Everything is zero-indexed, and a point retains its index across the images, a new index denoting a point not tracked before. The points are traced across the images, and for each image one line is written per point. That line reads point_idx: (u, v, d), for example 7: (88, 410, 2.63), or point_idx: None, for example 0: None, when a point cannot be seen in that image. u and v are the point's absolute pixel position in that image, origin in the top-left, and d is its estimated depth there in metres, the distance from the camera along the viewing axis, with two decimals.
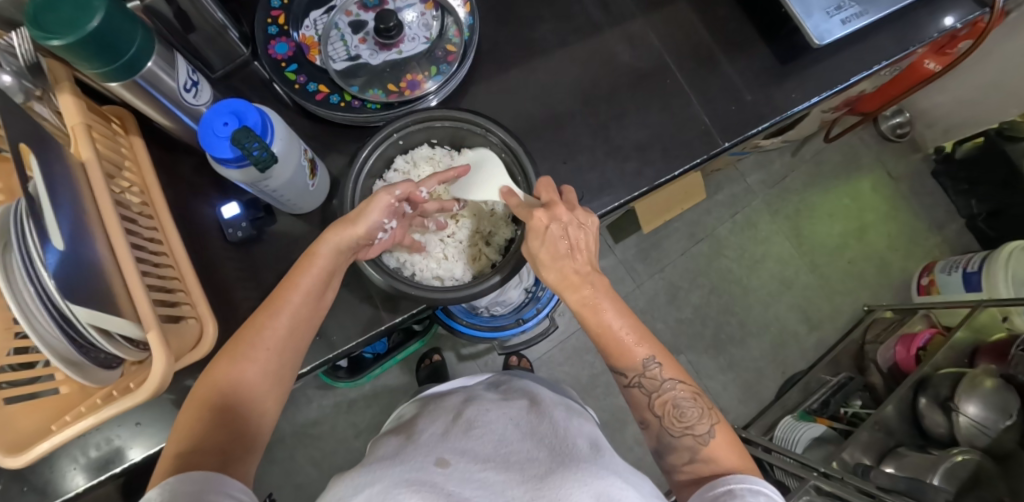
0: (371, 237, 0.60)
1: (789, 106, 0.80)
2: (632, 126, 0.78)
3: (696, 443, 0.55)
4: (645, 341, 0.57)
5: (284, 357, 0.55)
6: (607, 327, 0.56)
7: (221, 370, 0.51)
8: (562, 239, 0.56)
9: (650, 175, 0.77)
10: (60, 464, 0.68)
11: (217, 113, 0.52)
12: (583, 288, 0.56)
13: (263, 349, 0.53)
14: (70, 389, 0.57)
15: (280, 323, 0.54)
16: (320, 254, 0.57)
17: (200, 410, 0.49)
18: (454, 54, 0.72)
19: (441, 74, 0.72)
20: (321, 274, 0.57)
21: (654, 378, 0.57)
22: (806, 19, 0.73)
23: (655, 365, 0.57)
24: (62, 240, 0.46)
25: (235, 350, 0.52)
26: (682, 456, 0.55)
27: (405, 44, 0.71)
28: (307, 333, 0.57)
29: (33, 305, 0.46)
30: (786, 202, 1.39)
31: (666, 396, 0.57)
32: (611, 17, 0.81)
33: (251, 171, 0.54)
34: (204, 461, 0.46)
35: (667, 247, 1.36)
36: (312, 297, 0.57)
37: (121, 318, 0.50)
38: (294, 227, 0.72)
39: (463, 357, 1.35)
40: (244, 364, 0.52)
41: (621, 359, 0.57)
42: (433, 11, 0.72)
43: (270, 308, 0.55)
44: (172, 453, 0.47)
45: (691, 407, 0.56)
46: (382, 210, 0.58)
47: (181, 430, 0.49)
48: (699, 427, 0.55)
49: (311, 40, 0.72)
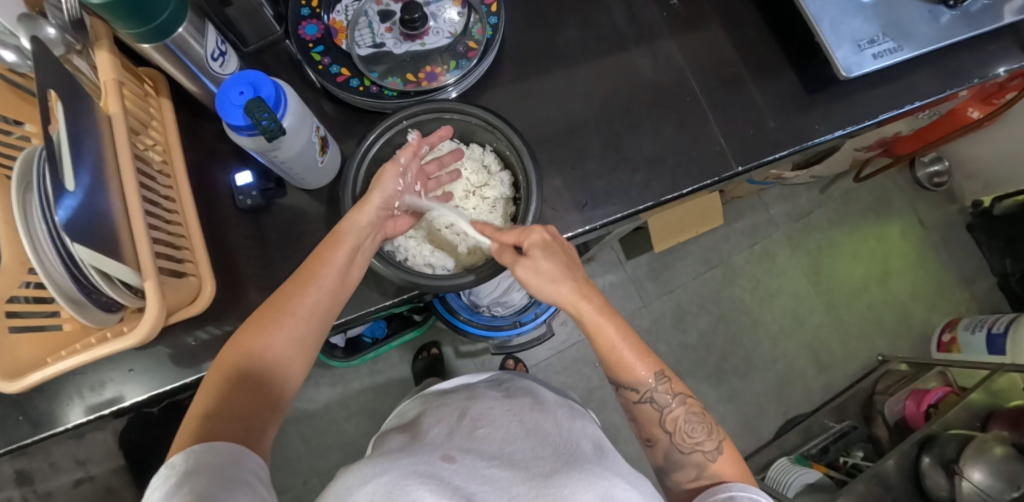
0: (391, 206, 0.64)
1: (811, 136, 0.78)
2: (644, 139, 0.77)
3: (706, 459, 0.56)
4: (648, 358, 0.59)
5: (312, 328, 0.57)
6: (615, 344, 0.57)
7: (248, 336, 0.54)
8: (559, 257, 0.58)
9: (656, 190, 0.76)
10: (56, 400, 0.71)
11: (235, 83, 0.54)
12: (586, 303, 0.57)
13: (292, 321, 0.56)
14: (73, 327, 0.61)
15: (309, 297, 0.57)
16: (346, 233, 0.60)
17: (228, 372, 0.52)
18: (474, 51, 0.73)
19: (460, 69, 0.73)
20: (347, 251, 0.60)
21: (661, 396, 0.58)
22: (836, 49, 0.72)
23: (664, 380, 0.58)
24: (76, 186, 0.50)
25: (265, 318, 0.55)
26: (688, 473, 0.56)
27: (429, 37, 0.73)
28: (334, 306, 0.60)
29: (43, 240, 0.49)
30: (808, 237, 1.35)
31: (676, 412, 0.58)
32: (639, 31, 0.81)
33: (260, 141, 0.56)
34: (228, 427, 0.49)
35: (680, 269, 1.34)
36: (341, 274, 0.60)
37: (121, 265, 0.53)
38: (303, 202, 0.74)
39: (461, 354, 1.36)
40: (277, 334, 0.55)
41: (630, 373, 0.58)
42: (460, 8, 0.74)
43: (301, 281, 0.58)
44: (198, 414, 0.49)
45: (699, 422, 0.58)
46: (394, 177, 0.63)
47: (208, 390, 0.51)
48: (708, 444, 0.57)
49: (339, 25, 0.74)
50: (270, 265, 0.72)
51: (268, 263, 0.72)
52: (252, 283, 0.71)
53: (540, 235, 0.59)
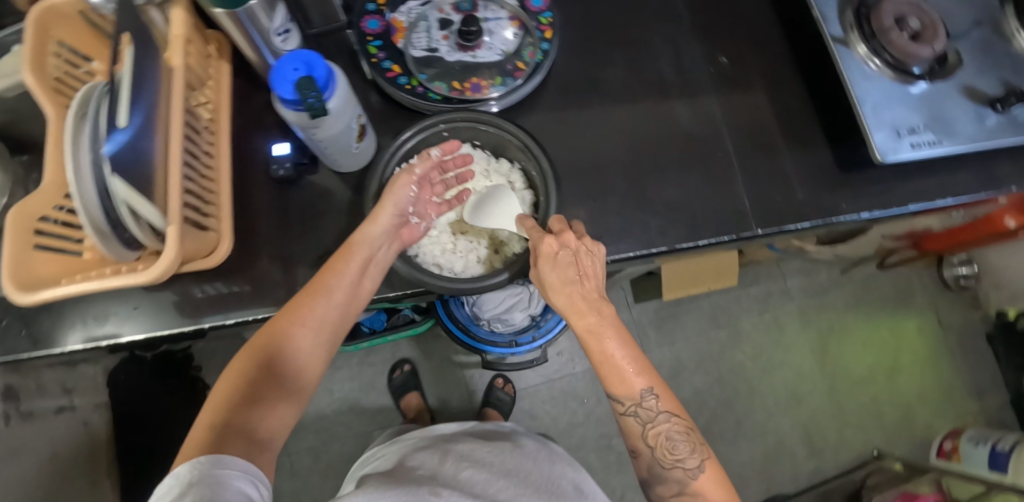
0: (404, 213, 0.66)
1: (837, 213, 0.78)
2: (670, 185, 0.78)
3: (687, 476, 0.59)
4: (644, 372, 0.59)
5: (320, 339, 0.63)
6: (608, 353, 0.59)
7: (261, 346, 0.59)
8: (564, 269, 0.59)
9: (673, 236, 0.76)
10: (61, 324, 0.73)
11: (290, 59, 0.57)
12: (589, 315, 0.58)
13: (302, 331, 0.61)
14: (91, 257, 0.66)
15: (319, 309, 0.62)
16: (358, 249, 0.64)
17: (237, 382, 0.57)
18: (522, 71, 0.76)
19: (504, 86, 0.75)
20: (359, 264, 0.64)
21: (650, 409, 0.60)
22: (875, 133, 0.73)
23: (652, 396, 0.60)
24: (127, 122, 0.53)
25: (278, 330, 0.60)
26: (670, 488, 0.60)
27: (482, 50, 0.75)
28: (343, 319, 0.64)
29: None
30: (821, 315, 1.33)
31: (660, 428, 0.60)
32: (685, 81, 0.82)
33: (303, 116, 0.58)
34: (234, 434, 0.54)
35: (685, 322, 1.33)
36: (352, 288, 0.64)
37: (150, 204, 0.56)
38: (331, 183, 0.77)
39: (453, 363, 1.37)
40: (285, 347, 0.59)
41: (624, 386, 0.59)
42: (516, 29, 0.77)
43: (313, 294, 0.63)
44: (209, 420, 0.54)
45: (683, 441, 0.60)
46: (405, 185, 0.65)
47: (218, 397, 0.56)
48: (690, 462, 0.60)
49: (400, 24, 0.77)
50: (286, 236, 0.75)
51: (286, 234, 0.75)
52: (267, 250, 0.74)
53: (550, 244, 0.60)
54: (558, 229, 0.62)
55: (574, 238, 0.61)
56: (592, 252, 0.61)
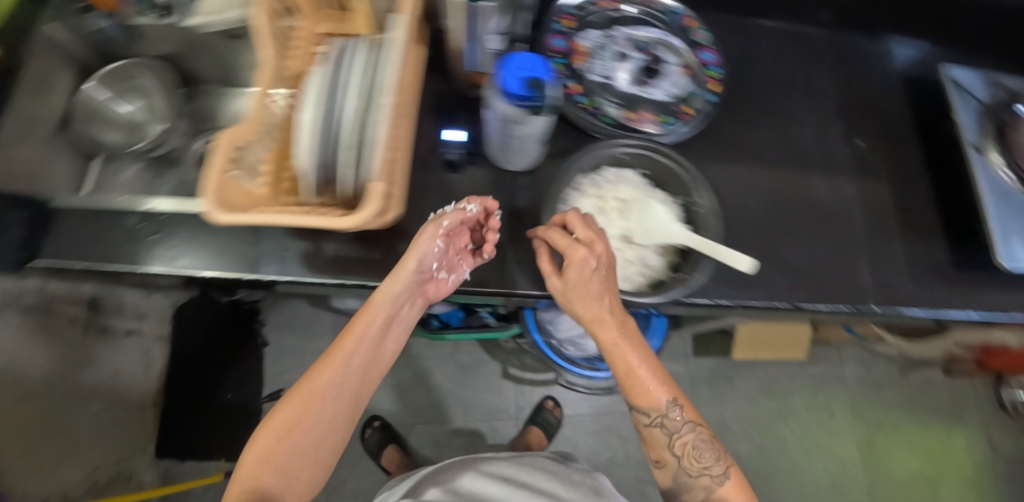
0: (429, 267, 0.68)
1: (949, 309, 0.81)
2: (798, 248, 0.82)
3: (712, 484, 0.67)
4: (667, 386, 0.68)
5: (345, 392, 0.69)
6: (634, 366, 0.67)
7: (294, 399, 0.67)
8: (601, 275, 0.62)
9: (796, 296, 0.79)
10: (189, 248, 0.75)
11: (519, 59, 0.62)
12: (613, 329, 0.64)
13: (328, 388, 0.67)
14: (262, 193, 0.69)
15: (337, 369, 0.68)
16: (376, 303, 0.69)
17: (274, 431, 0.65)
18: (687, 115, 0.81)
19: (671, 124, 0.80)
20: (379, 317, 0.69)
21: (674, 420, 0.68)
22: (1004, 241, 0.77)
23: (676, 407, 0.68)
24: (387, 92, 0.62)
25: (304, 393, 0.67)
26: (696, 493, 0.68)
27: (654, 89, 0.81)
28: (369, 370, 0.72)
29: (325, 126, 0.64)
30: (873, 409, 1.34)
31: (685, 438, 0.68)
32: (823, 156, 0.87)
33: (519, 111, 0.63)
34: (272, 476, 0.65)
35: (740, 386, 1.35)
36: (371, 344, 0.70)
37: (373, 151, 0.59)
38: (485, 176, 0.81)
39: (506, 376, 1.36)
40: (324, 396, 0.67)
41: (648, 399, 0.68)
42: (686, 77, 0.83)
43: (330, 357, 0.69)
44: (246, 480, 0.64)
45: (707, 448, 0.68)
46: (431, 237, 0.66)
47: (260, 439, 0.65)
48: (715, 469, 0.67)
49: (582, 49, 0.82)
50: (435, 217, 0.78)
51: (435, 214, 0.79)
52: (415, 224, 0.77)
53: (584, 253, 0.61)
54: (586, 235, 0.63)
55: (602, 241, 0.62)
56: (610, 266, 0.64)
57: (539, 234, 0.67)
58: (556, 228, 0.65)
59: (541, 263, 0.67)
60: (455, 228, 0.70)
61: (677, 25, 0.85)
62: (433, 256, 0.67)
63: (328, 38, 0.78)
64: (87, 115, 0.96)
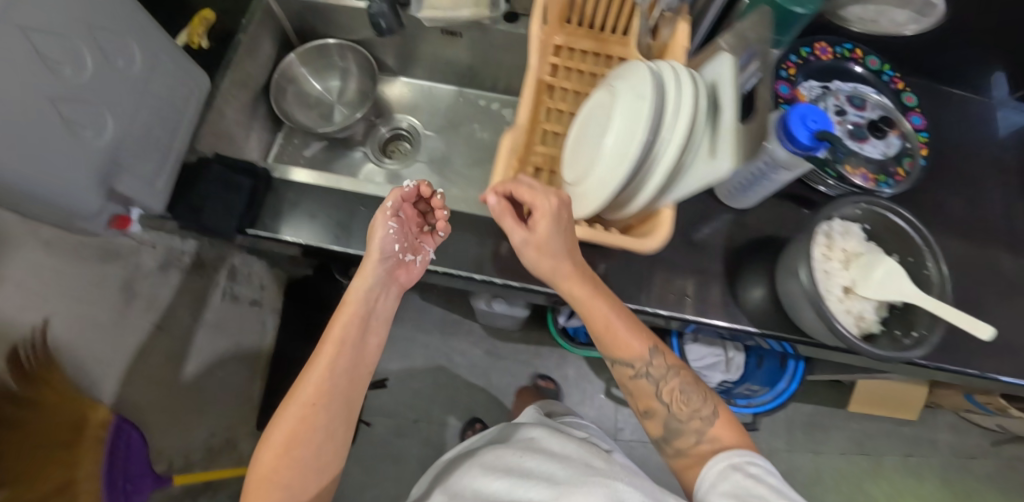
0: (392, 252, 0.70)
1: None
2: (989, 318, 0.83)
3: (702, 426, 0.67)
4: (642, 334, 0.69)
5: (336, 401, 0.66)
6: (609, 321, 0.68)
7: (286, 411, 0.64)
8: (557, 220, 0.64)
9: (992, 366, 0.79)
10: None
11: (809, 111, 0.66)
12: (583, 283, 0.67)
13: (314, 401, 0.64)
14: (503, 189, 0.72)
15: (314, 378, 0.65)
16: (349, 302, 0.69)
17: (273, 451, 0.63)
18: (901, 176, 0.83)
19: (888, 184, 0.82)
20: (353, 317, 0.68)
21: (659, 366, 0.69)
22: None
23: (655, 353, 0.69)
24: (724, 154, 0.55)
25: (291, 407, 0.64)
26: (688, 439, 0.67)
27: (870, 147, 0.83)
28: (356, 377, 0.68)
29: (643, 166, 0.60)
30: (962, 477, 1.36)
31: (672, 384, 0.69)
32: (1013, 231, 0.89)
33: (796, 160, 0.67)
34: (273, 486, 0.62)
35: (835, 436, 1.36)
36: (348, 344, 0.68)
37: (680, 192, 0.61)
38: (689, 208, 0.84)
39: (609, 395, 1.37)
40: (318, 409, 0.64)
41: (628, 351, 0.68)
42: (899, 138, 0.85)
43: (308, 366, 0.66)
44: (254, 480, 0.63)
45: (693, 390, 0.69)
46: (383, 227, 0.69)
47: (265, 455, 0.63)
48: (704, 410, 0.68)
49: (804, 98, 0.85)
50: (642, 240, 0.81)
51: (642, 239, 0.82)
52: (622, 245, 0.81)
53: (550, 201, 0.64)
54: (530, 199, 0.64)
55: (557, 194, 0.64)
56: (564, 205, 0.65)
57: (488, 196, 0.67)
58: (505, 193, 0.67)
59: (501, 220, 0.67)
60: (504, 210, 0.67)
61: (890, 87, 0.88)
62: (394, 247, 0.70)
63: (578, 54, 0.84)
64: (283, 91, 0.98)
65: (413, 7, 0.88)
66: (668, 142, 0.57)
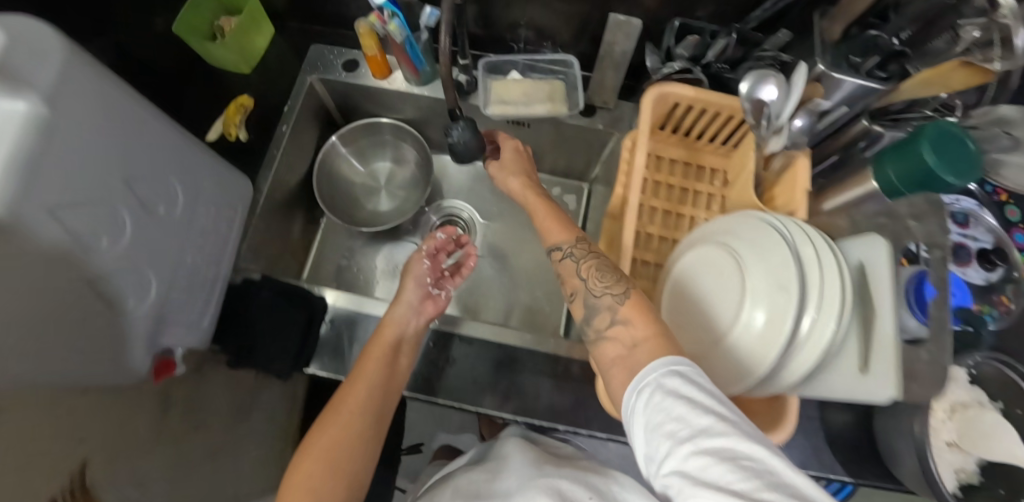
0: (426, 283, 0.74)
1: None
2: None
3: (614, 301, 0.53)
4: (573, 230, 0.62)
5: (368, 418, 0.60)
6: (552, 224, 0.65)
7: (324, 426, 0.59)
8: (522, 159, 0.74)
9: None
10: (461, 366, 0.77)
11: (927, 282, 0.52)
12: (544, 211, 0.67)
13: (349, 413, 0.60)
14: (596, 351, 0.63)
15: (356, 392, 0.62)
16: (388, 324, 0.68)
17: (309, 467, 0.56)
18: (1006, 306, 0.69)
19: (990, 316, 0.69)
20: (389, 344, 0.66)
21: (586, 248, 0.59)
22: None
23: (581, 240, 0.61)
24: (884, 374, 0.50)
25: (324, 417, 0.60)
26: (615, 345, 0.50)
27: (969, 268, 0.71)
28: (387, 398, 0.63)
29: (789, 356, 0.52)
30: None
31: (589, 261, 0.58)
32: None
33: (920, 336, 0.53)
34: None
35: None
36: (383, 370, 0.64)
37: (819, 393, 0.54)
38: None
39: None
40: (345, 419, 0.59)
41: (550, 233, 0.63)
42: (1003, 257, 0.71)
43: (349, 383, 0.63)
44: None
45: (610, 272, 0.56)
46: (419, 262, 0.75)
47: (295, 484, 0.55)
48: (617, 289, 0.54)
49: None
50: None
51: None
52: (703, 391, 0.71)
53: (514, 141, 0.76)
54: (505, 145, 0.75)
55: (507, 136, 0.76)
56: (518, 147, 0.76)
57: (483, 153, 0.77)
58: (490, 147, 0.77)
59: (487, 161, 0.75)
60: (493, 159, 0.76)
61: (990, 198, 0.77)
62: (433, 288, 0.74)
63: (665, 162, 0.76)
64: (328, 180, 0.88)
65: (481, 100, 0.80)
66: (825, 335, 0.50)
